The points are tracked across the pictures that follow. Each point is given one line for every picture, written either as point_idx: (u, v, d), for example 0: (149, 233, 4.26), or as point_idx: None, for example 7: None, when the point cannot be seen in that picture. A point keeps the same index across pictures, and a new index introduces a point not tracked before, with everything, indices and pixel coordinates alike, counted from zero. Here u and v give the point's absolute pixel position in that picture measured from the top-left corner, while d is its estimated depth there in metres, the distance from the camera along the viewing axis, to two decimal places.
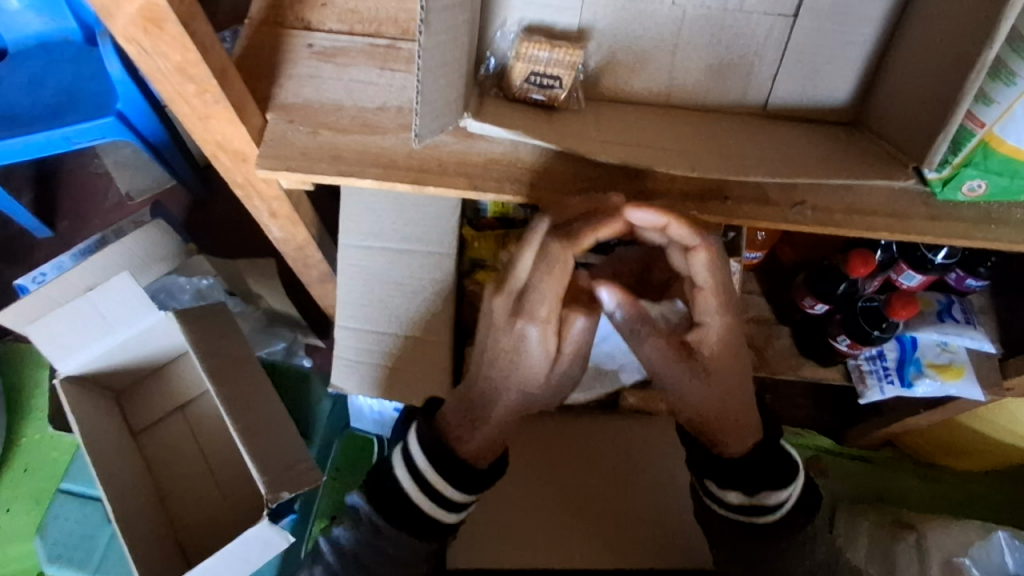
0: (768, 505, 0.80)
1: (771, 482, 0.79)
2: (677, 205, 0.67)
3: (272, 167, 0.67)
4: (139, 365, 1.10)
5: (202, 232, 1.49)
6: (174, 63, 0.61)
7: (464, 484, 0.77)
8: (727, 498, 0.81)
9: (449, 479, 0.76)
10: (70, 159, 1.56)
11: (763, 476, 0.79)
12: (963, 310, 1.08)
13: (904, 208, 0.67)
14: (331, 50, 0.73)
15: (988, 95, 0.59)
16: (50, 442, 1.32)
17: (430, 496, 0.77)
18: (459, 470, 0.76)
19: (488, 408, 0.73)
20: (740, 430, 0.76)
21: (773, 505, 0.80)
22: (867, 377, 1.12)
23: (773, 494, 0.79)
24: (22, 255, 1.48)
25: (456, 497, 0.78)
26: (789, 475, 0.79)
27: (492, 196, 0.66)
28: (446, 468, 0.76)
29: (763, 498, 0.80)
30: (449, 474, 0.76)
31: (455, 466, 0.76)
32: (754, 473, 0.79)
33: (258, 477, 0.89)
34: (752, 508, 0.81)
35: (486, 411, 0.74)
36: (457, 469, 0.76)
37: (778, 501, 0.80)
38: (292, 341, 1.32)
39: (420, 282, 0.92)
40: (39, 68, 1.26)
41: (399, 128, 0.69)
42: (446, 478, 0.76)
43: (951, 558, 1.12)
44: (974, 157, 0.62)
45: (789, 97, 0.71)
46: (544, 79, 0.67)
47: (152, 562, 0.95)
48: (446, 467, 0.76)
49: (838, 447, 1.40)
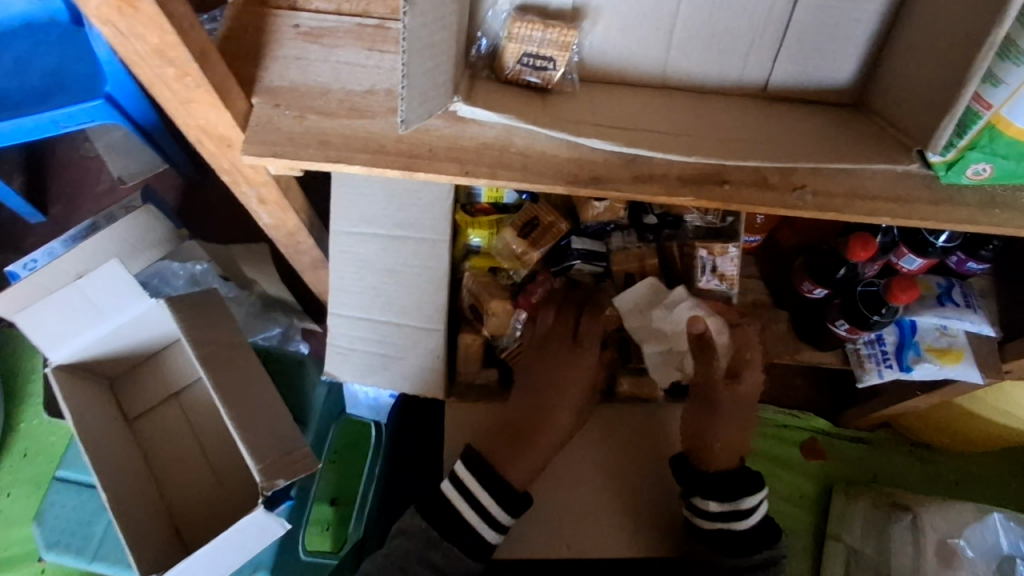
0: (744, 508, 0.85)
1: (744, 487, 0.86)
2: (673, 190, 0.65)
3: (257, 152, 0.65)
4: (131, 353, 1.09)
5: (195, 215, 1.47)
6: (152, 45, 0.59)
7: (503, 500, 0.84)
8: (708, 505, 0.85)
9: (493, 492, 0.84)
10: (60, 143, 1.53)
11: (734, 481, 0.86)
12: (964, 293, 1.07)
13: (907, 192, 0.65)
14: (318, 31, 0.71)
15: (995, 75, 0.57)
16: (46, 429, 1.30)
17: (475, 506, 0.84)
18: (499, 482, 0.85)
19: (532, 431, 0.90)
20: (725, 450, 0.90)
21: (748, 510, 0.85)
22: (865, 361, 1.10)
23: (747, 496, 0.85)
24: (13, 241, 1.46)
25: (497, 513, 0.84)
26: (757, 485, 0.86)
27: (484, 181, 0.64)
28: (490, 482, 0.85)
29: (738, 501, 0.85)
30: (490, 485, 0.85)
31: (498, 482, 0.85)
32: (729, 480, 0.87)
33: (253, 465, 0.88)
34: (731, 513, 0.84)
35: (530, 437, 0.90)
36: (496, 483, 0.85)
37: (751, 505, 0.85)
38: (289, 326, 1.29)
39: (413, 269, 0.91)
40: (24, 50, 1.23)
41: (389, 112, 0.67)
42: (488, 489, 0.84)
43: (946, 538, 1.14)
44: (979, 140, 0.60)
45: (790, 78, 0.69)
46: (537, 60, 0.65)
47: (149, 549, 0.94)
48: (489, 480, 0.85)
49: (836, 428, 1.38)
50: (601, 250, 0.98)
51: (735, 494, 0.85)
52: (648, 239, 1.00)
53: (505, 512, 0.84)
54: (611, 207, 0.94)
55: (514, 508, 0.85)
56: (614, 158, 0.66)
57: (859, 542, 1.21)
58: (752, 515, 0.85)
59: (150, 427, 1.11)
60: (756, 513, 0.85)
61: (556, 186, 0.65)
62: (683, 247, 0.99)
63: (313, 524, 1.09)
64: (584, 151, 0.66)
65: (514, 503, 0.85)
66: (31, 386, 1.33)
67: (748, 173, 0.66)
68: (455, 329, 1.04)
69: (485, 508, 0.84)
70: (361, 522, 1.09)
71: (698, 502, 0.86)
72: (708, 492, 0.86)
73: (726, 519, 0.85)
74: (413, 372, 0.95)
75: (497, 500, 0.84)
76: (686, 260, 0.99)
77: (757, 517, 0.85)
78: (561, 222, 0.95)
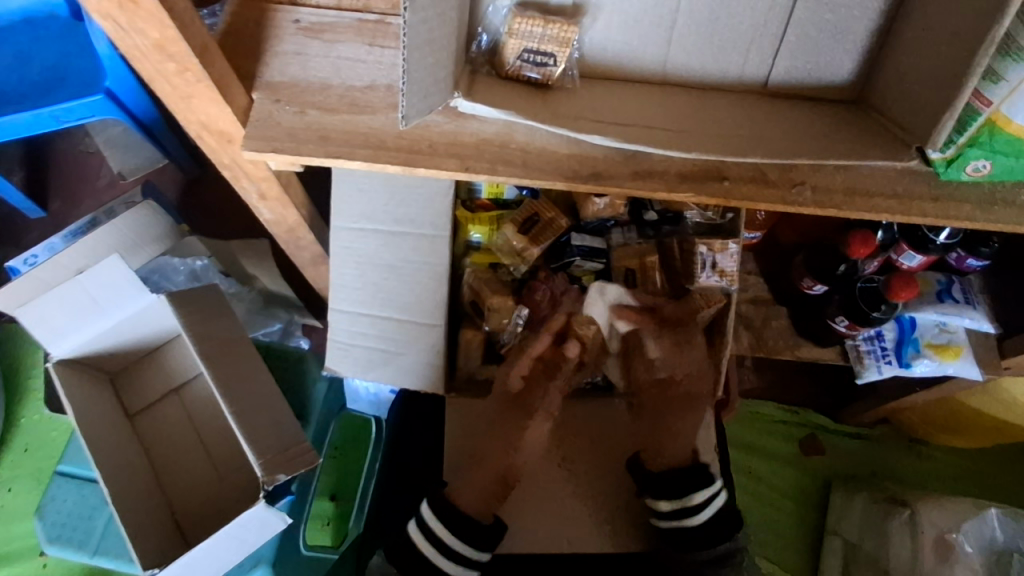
0: (693, 505, 0.86)
1: (693, 483, 0.87)
2: (672, 186, 0.65)
3: (258, 147, 0.65)
4: (132, 348, 1.09)
5: (195, 211, 1.47)
6: (153, 40, 0.59)
7: (467, 534, 0.82)
8: (660, 505, 0.87)
9: (455, 531, 0.82)
10: (60, 138, 1.53)
11: (682, 478, 0.87)
12: (963, 290, 1.07)
13: (908, 188, 0.65)
14: (318, 26, 0.71)
15: (997, 72, 0.56)
16: (48, 423, 1.31)
17: (434, 543, 0.82)
18: (457, 515, 0.83)
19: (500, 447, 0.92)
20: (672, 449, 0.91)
21: (699, 505, 0.86)
22: (864, 358, 1.09)
23: (696, 492, 0.86)
24: (14, 236, 1.46)
25: (460, 547, 0.82)
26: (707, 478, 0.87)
27: (484, 177, 0.64)
28: (450, 519, 0.83)
29: (686, 497, 0.86)
30: (447, 520, 0.83)
31: (461, 519, 0.83)
32: (677, 478, 0.87)
33: (254, 460, 0.88)
34: (682, 510, 0.86)
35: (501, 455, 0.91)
36: (456, 518, 0.83)
37: (702, 499, 0.86)
38: (289, 321, 1.31)
39: (414, 265, 0.91)
40: (24, 45, 1.23)
41: (389, 107, 0.67)
42: (445, 522, 0.83)
43: (946, 534, 1.12)
44: (979, 136, 0.60)
45: (791, 74, 0.69)
46: (538, 56, 0.65)
47: (149, 543, 0.95)
48: (452, 519, 0.83)
49: (835, 424, 1.38)
50: (601, 247, 0.99)
51: (683, 491, 0.86)
52: (648, 234, 1.01)
53: (470, 547, 0.82)
54: (612, 204, 0.95)
55: (481, 541, 0.83)
56: (614, 154, 0.66)
57: (857, 537, 1.23)
58: (703, 509, 0.86)
59: (151, 423, 1.11)
60: (708, 507, 0.86)
61: (556, 182, 0.65)
62: (683, 243, 0.98)
63: (313, 521, 1.09)
64: (584, 147, 0.66)
65: (481, 536, 0.83)
66: (33, 380, 1.33)
67: (748, 169, 0.66)
68: (455, 324, 1.05)
69: (444, 543, 0.82)
70: (361, 517, 1.10)
71: (652, 503, 0.88)
72: (657, 492, 0.87)
73: (678, 517, 0.86)
74: (412, 368, 0.95)
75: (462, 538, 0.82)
76: (686, 256, 0.98)
77: (711, 510, 0.86)
78: (561, 218, 0.95)
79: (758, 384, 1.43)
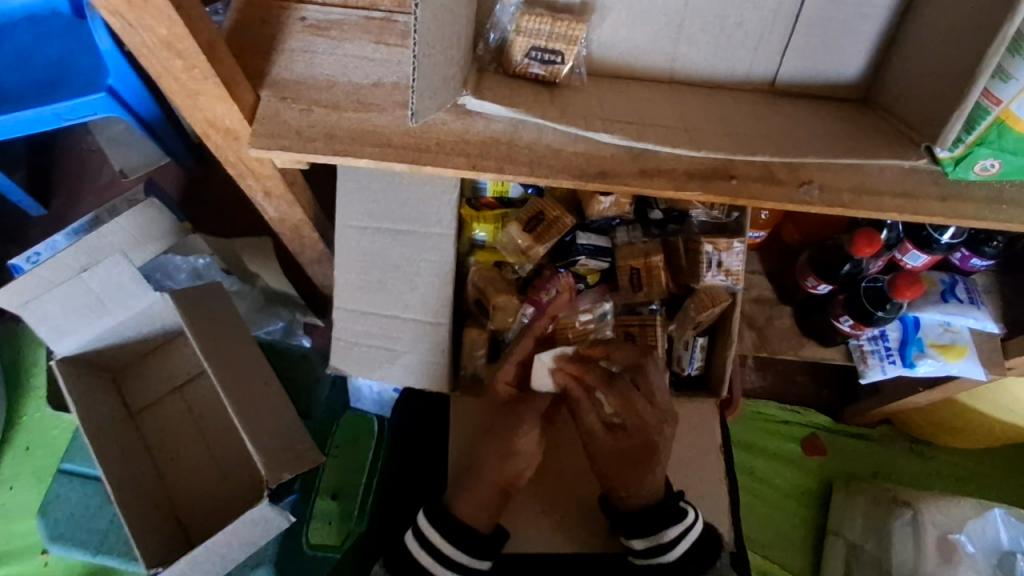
0: (665, 541, 0.84)
1: (666, 517, 0.85)
2: (680, 184, 0.65)
3: (264, 145, 0.64)
4: (136, 345, 1.08)
5: (198, 209, 1.47)
6: (160, 36, 0.59)
7: (463, 543, 0.84)
8: (632, 543, 0.86)
9: (449, 536, 0.84)
10: (62, 136, 1.53)
11: (654, 514, 0.86)
12: (967, 290, 1.06)
13: (916, 188, 0.65)
14: (324, 24, 0.71)
15: (1006, 71, 0.56)
16: (49, 421, 1.30)
17: (430, 552, 0.83)
18: (453, 524, 0.84)
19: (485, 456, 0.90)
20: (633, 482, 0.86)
21: (671, 541, 0.84)
22: (868, 357, 1.10)
23: (667, 528, 0.85)
24: (16, 234, 1.46)
25: (455, 555, 0.83)
26: (677, 512, 0.86)
27: (491, 175, 0.64)
28: (447, 528, 0.84)
29: (659, 534, 0.84)
30: (441, 527, 0.84)
31: (457, 528, 0.84)
32: (650, 513, 0.86)
33: (257, 459, 0.88)
34: (655, 547, 0.84)
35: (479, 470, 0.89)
36: (453, 527, 0.84)
37: (674, 535, 0.85)
38: (291, 320, 1.31)
39: (419, 263, 0.91)
40: (26, 43, 1.23)
41: (396, 105, 0.66)
42: (440, 531, 0.84)
43: (945, 534, 1.14)
44: (988, 136, 0.60)
45: (800, 73, 0.70)
46: (545, 54, 0.65)
47: (152, 542, 0.94)
48: (448, 528, 0.84)
49: (836, 424, 1.37)
50: (606, 245, 0.98)
51: (655, 528, 0.85)
52: (653, 234, 1.01)
53: (462, 552, 0.84)
54: (618, 202, 0.94)
55: (474, 549, 0.84)
56: (622, 153, 0.66)
57: (860, 538, 1.22)
58: (677, 544, 0.84)
59: (153, 421, 1.11)
60: (681, 542, 0.85)
61: (563, 181, 0.64)
62: (688, 243, 0.98)
63: (316, 519, 1.09)
64: (591, 146, 0.66)
65: (476, 545, 0.84)
66: (35, 378, 1.33)
67: (755, 168, 0.66)
68: (460, 324, 1.04)
69: (439, 551, 0.83)
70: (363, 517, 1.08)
71: (625, 541, 0.87)
72: (630, 531, 0.86)
73: (651, 555, 0.85)
74: (416, 366, 0.94)
75: (456, 546, 0.83)
76: (691, 256, 0.97)
77: (684, 544, 0.85)
78: (567, 217, 0.95)
79: (761, 384, 1.42)
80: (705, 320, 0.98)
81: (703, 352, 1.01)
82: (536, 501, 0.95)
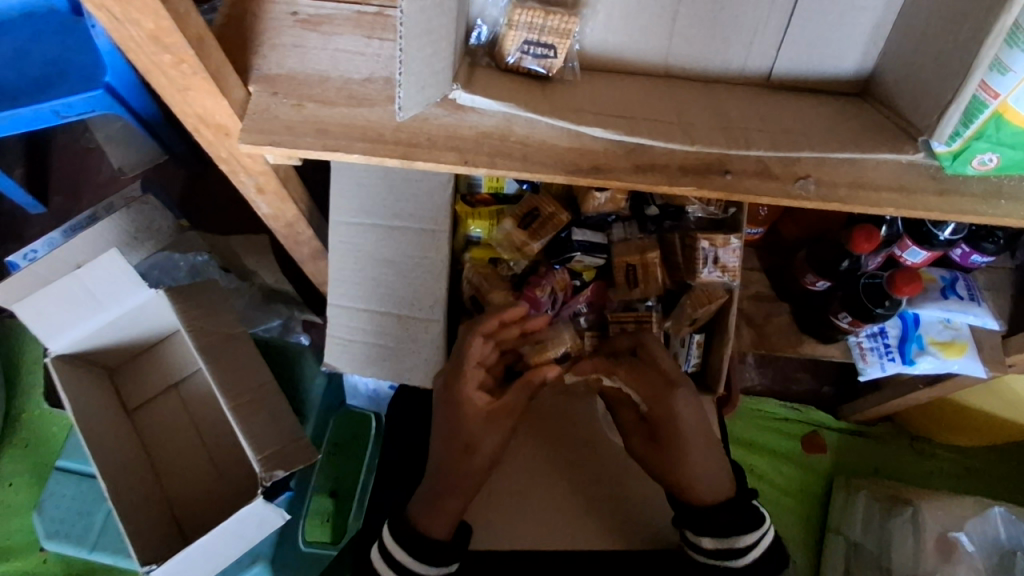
0: (740, 546, 0.80)
1: (740, 522, 0.81)
2: (673, 179, 0.63)
3: (255, 141, 0.64)
4: (131, 343, 1.08)
5: (194, 207, 1.46)
6: (148, 30, 0.58)
7: (421, 551, 0.78)
8: (701, 541, 0.81)
9: (411, 548, 0.78)
10: (60, 133, 1.52)
11: (728, 517, 0.81)
12: (968, 287, 1.05)
13: (912, 183, 0.64)
14: (315, 18, 0.70)
15: (1002, 62, 0.53)
16: (49, 418, 1.30)
17: (394, 565, 0.78)
18: (422, 542, 0.78)
19: (449, 455, 0.81)
20: (704, 457, 0.82)
21: (745, 547, 0.80)
22: (867, 355, 1.08)
23: (744, 534, 0.80)
24: (13, 231, 1.45)
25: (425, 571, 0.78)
26: (753, 519, 0.81)
27: (482, 170, 0.63)
28: (411, 540, 0.78)
29: (733, 538, 0.80)
30: (409, 544, 0.78)
31: (414, 533, 0.79)
32: (720, 513, 0.81)
33: (253, 455, 0.88)
34: (726, 551, 0.80)
35: (448, 473, 0.81)
36: (418, 542, 0.78)
37: (747, 542, 0.80)
38: (289, 317, 1.29)
39: (411, 259, 0.91)
40: (23, 38, 1.22)
41: (387, 100, 0.66)
42: (404, 547, 0.78)
43: (946, 533, 1.13)
44: (985, 129, 0.57)
45: (794, 68, 0.69)
46: (539, 48, 0.64)
47: (145, 539, 0.94)
48: (406, 533, 0.79)
49: (835, 421, 1.37)
50: (601, 242, 0.98)
51: (730, 530, 0.80)
52: (649, 230, 1.00)
53: (422, 563, 0.78)
54: (613, 198, 0.95)
55: (438, 557, 0.79)
56: (616, 147, 0.65)
57: (859, 536, 1.21)
58: (749, 552, 0.80)
59: (150, 418, 1.11)
60: (754, 549, 0.80)
61: (556, 176, 0.64)
62: (684, 238, 0.98)
63: (313, 516, 1.11)
64: (585, 140, 0.65)
65: (438, 554, 0.79)
66: (33, 375, 1.33)
67: (751, 162, 0.65)
68: (456, 321, 1.03)
69: (404, 568, 0.78)
70: (359, 513, 1.11)
71: (691, 536, 0.82)
72: (700, 528, 0.81)
73: (721, 557, 0.80)
74: (412, 363, 0.93)
75: (411, 553, 0.78)
76: (687, 252, 0.97)
77: (756, 553, 0.81)
78: (562, 213, 0.95)
79: (760, 381, 1.42)
80: (701, 316, 0.98)
81: (700, 349, 1.00)
82: (529, 500, 0.91)
